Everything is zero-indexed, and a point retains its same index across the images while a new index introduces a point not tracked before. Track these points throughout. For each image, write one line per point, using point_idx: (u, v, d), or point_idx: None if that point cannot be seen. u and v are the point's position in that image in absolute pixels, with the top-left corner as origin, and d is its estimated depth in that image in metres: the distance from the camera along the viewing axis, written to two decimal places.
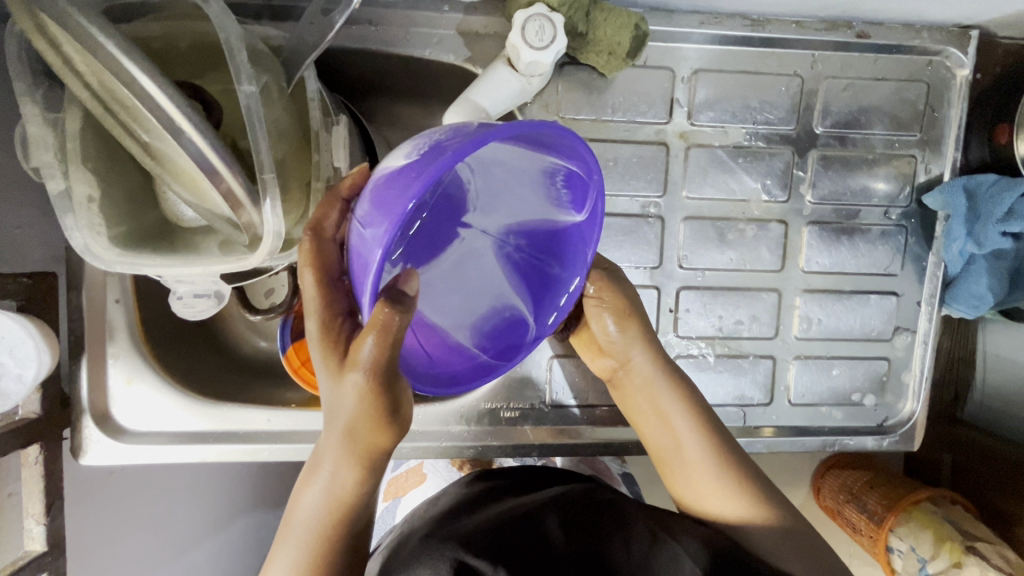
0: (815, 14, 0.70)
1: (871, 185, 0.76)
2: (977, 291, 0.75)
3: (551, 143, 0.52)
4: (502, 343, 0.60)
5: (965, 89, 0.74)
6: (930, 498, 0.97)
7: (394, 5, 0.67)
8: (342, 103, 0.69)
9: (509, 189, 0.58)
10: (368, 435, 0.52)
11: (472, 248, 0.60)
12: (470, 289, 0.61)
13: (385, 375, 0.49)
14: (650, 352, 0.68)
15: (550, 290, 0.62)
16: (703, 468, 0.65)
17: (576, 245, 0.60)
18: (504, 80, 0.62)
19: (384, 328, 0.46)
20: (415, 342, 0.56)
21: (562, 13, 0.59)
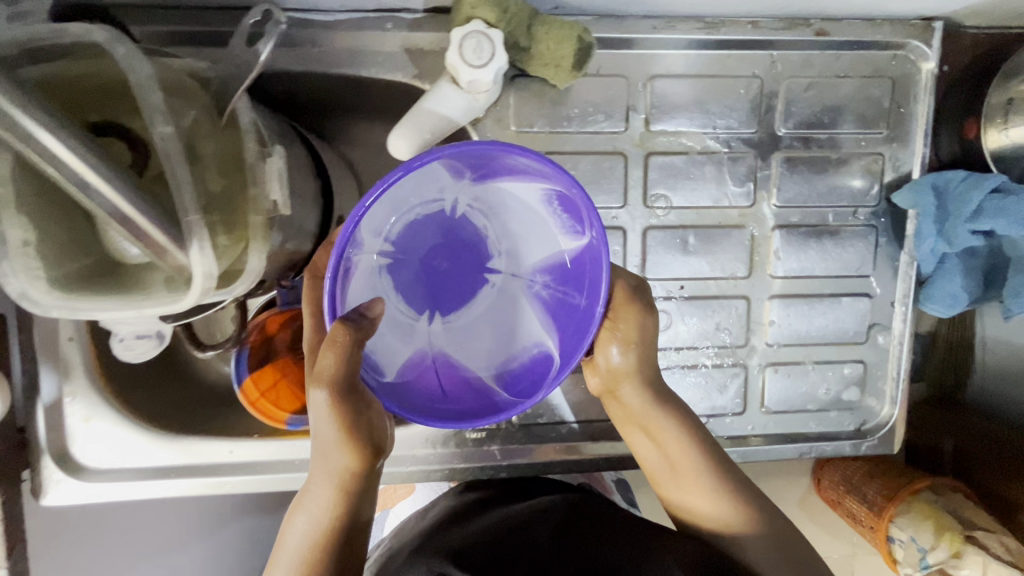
0: (771, 13, 0.67)
1: (839, 185, 0.74)
2: (952, 290, 0.72)
3: (528, 167, 0.56)
4: (527, 383, 0.61)
5: (932, 83, 0.72)
6: (931, 486, 0.93)
7: (336, 26, 0.66)
8: (289, 128, 0.67)
9: (522, 228, 0.62)
10: (338, 452, 0.53)
11: (501, 291, 0.63)
12: (496, 330, 0.63)
13: (346, 387, 0.51)
14: (644, 376, 0.63)
15: (575, 321, 0.60)
16: (687, 472, 0.63)
17: (589, 269, 0.58)
18: (448, 99, 0.60)
19: (342, 341, 0.50)
20: (433, 382, 0.60)
21: (501, 29, 0.57)
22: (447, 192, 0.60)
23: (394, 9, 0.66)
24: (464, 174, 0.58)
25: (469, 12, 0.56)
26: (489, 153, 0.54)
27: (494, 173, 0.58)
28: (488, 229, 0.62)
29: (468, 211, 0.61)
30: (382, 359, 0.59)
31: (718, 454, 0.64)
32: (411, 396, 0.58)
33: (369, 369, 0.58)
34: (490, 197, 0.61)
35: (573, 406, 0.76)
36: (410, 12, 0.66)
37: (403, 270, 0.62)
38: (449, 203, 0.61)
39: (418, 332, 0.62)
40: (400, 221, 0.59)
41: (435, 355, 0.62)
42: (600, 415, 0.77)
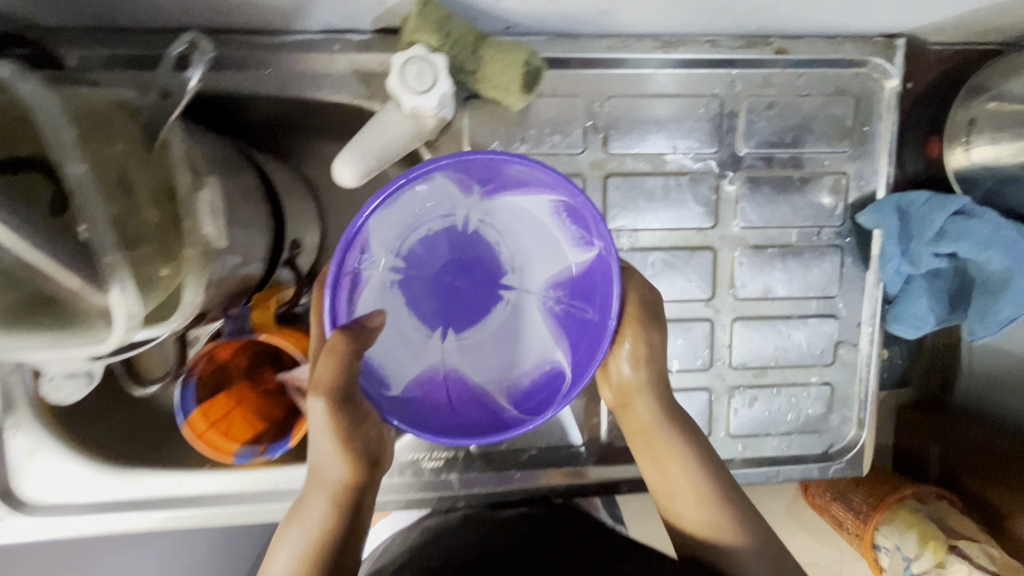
0: (728, 31, 0.66)
1: (803, 205, 0.73)
2: (917, 311, 0.71)
3: (535, 180, 0.59)
4: (537, 398, 0.62)
5: (895, 101, 0.70)
6: (915, 493, 0.86)
7: (282, 48, 0.64)
8: (237, 153, 0.65)
9: (532, 243, 0.64)
10: (336, 461, 0.56)
11: (514, 306, 0.66)
12: (508, 345, 0.65)
13: (341, 395, 0.55)
14: (657, 392, 0.63)
15: (582, 335, 0.61)
16: (683, 486, 0.61)
17: (595, 283, 0.60)
18: (396, 123, 0.59)
19: (339, 349, 0.54)
20: (444, 396, 0.62)
21: (444, 52, 0.56)
22: (459, 209, 0.64)
23: (341, 31, 0.64)
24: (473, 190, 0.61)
25: (409, 36, 0.54)
26: (493, 166, 0.57)
27: (502, 187, 0.61)
28: (500, 245, 0.65)
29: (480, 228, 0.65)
30: (391, 372, 0.62)
31: (724, 477, 0.61)
32: (420, 411, 0.61)
33: (374, 382, 0.60)
34: (500, 213, 0.64)
35: (533, 434, 0.73)
36: (358, 33, 0.64)
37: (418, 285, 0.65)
38: (461, 219, 0.64)
39: (431, 347, 0.64)
40: (413, 237, 0.63)
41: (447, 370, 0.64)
42: (562, 441, 0.74)
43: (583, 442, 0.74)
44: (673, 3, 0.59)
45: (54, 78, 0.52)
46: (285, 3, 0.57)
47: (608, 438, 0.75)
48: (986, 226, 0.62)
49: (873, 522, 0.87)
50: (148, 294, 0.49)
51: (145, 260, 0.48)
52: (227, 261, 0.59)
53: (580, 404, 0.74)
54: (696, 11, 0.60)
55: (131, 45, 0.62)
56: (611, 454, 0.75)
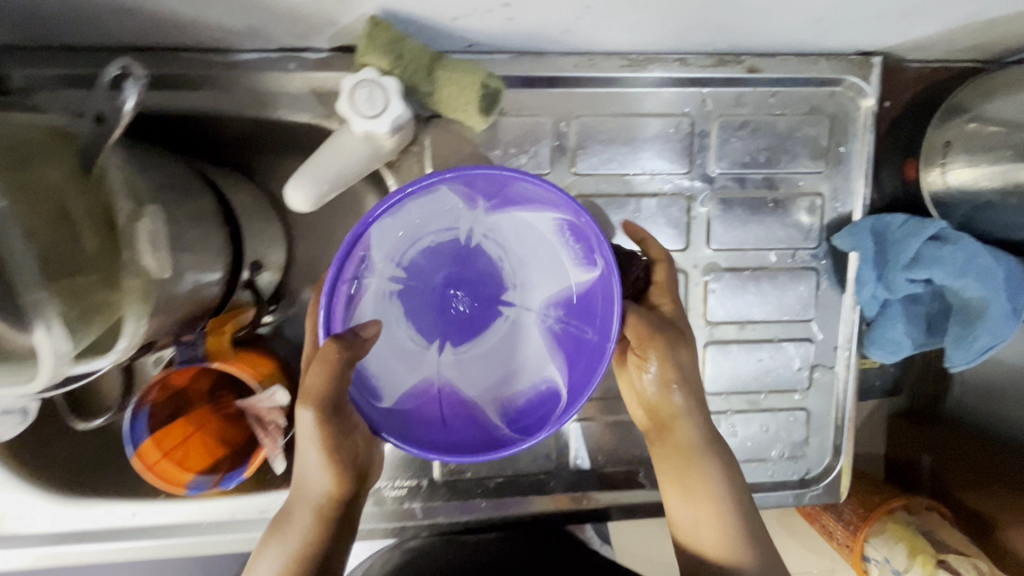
0: (697, 50, 0.64)
1: (777, 227, 0.71)
2: (894, 336, 0.69)
3: (539, 197, 0.57)
4: (531, 418, 0.61)
5: (871, 121, 0.68)
6: (907, 506, 0.82)
7: (236, 66, 0.63)
8: (190, 174, 0.64)
9: (535, 258, 0.63)
10: (323, 472, 0.57)
11: (514, 323, 0.65)
12: (505, 362, 0.64)
13: (331, 406, 0.54)
14: (698, 419, 0.62)
15: (582, 354, 0.59)
16: (708, 509, 0.59)
17: (597, 304, 0.58)
18: (351, 147, 0.57)
19: (332, 360, 0.52)
20: (436, 411, 0.61)
21: (397, 75, 0.54)
22: (462, 221, 0.63)
23: (297, 49, 0.62)
24: (477, 203, 0.60)
25: (359, 59, 0.53)
26: (496, 180, 0.56)
27: (506, 202, 0.60)
28: (502, 259, 0.64)
29: (482, 241, 0.63)
30: (383, 384, 0.60)
31: (745, 506, 0.60)
32: (411, 425, 0.59)
33: (366, 394, 0.59)
34: (503, 228, 0.63)
35: (498, 461, 0.71)
36: (314, 51, 0.62)
37: (417, 297, 0.64)
38: (463, 232, 0.63)
39: (427, 360, 0.63)
40: (414, 247, 0.62)
41: (441, 384, 0.63)
42: (530, 469, 0.72)
43: (551, 469, 0.72)
44: (636, 21, 0.57)
45: None
46: (232, 23, 0.55)
47: (576, 465, 0.73)
48: (962, 253, 0.60)
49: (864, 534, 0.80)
50: (82, 331, 0.48)
51: (76, 295, 0.47)
52: (176, 288, 0.57)
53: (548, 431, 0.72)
54: (661, 29, 0.58)
55: (78, 64, 0.60)
56: (579, 481, 0.73)
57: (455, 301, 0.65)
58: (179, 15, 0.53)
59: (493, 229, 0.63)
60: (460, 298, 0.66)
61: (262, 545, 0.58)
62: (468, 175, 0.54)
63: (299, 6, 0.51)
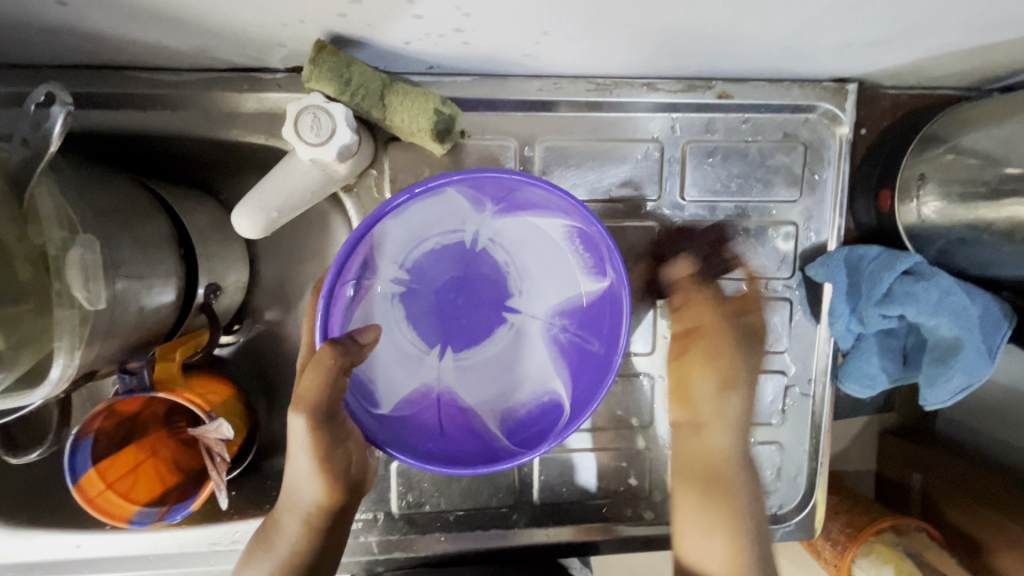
0: (665, 75, 0.62)
1: (750, 256, 0.69)
2: (868, 370, 0.67)
3: (549, 204, 0.56)
4: (531, 430, 0.60)
5: (846, 149, 0.66)
6: (895, 526, 0.78)
7: (188, 86, 0.61)
8: (141, 194, 0.61)
9: (543, 265, 0.62)
10: (313, 480, 0.56)
11: (517, 331, 0.64)
12: (507, 370, 0.63)
13: (324, 415, 0.53)
14: (737, 428, 0.62)
15: (587, 366, 0.59)
16: (726, 531, 0.58)
17: (606, 316, 0.58)
18: (301, 169, 0.55)
19: (326, 365, 0.51)
20: (434, 418, 0.60)
21: (344, 101, 0.52)
22: (469, 224, 0.62)
23: (251, 69, 0.60)
24: (485, 206, 0.59)
25: (305, 84, 0.51)
26: (506, 186, 0.55)
27: (515, 207, 0.59)
28: (508, 265, 0.64)
29: (488, 245, 0.63)
30: (381, 390, 0.59)
31: (762, 520, 0.60)
32: (407, 433, 0.58)
33: (363, 399, 0.58)
34: (511, 233, 0.62)
35: (458, 494, 0.69)
36: (269, 72, 0.61)
37: (420, 301, 0.64)
38: (470, 235, 0.62)
39: (427, 365, 0.63)
40: (418, 249, 0.61)
41: (440, 391, 0.62)
42: (492, 502, 0.69)
43: (513, 503, 0.70)
44: (598, 46, 0.54)
45: None
46: (178, 44, 0.53)
47: (539, 498, 0.70)
48: (935, 290, 0.58)
49: (850, 553, 0.77)
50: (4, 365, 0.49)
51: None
52: (121, 319, 0.54)
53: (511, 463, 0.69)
54: (624, 54, 0.56)
55: (22, 82, 0.58)
56: (542, 516, 0.70)
57: (459, 305, 0.65)
58: (120, 36, 0.52)
59: (500, 234, 0.62)
60: (465, 304, 0.65)
61: (248, 554, 0.59)
62: (476, 177, 0.53)
63: (242, 29, 0.49)
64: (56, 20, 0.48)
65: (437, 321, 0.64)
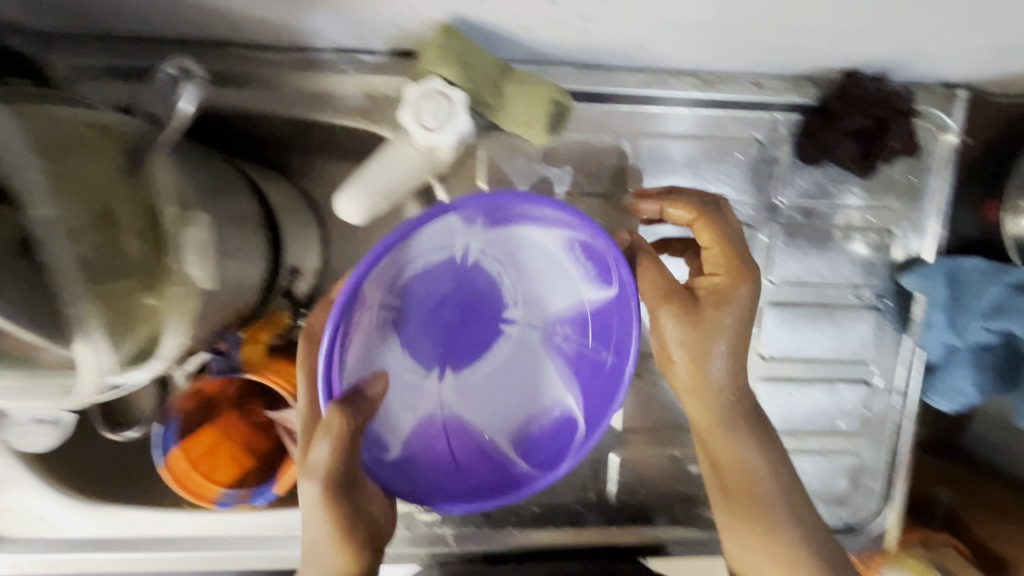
0: (773, 72, 0.60)
1: (840, 262, 0.68)
2: (960, 386, 0.65)
3: (547, 215, 0.52)
4: (548, 449, 0.57)
5: (950, 157, 0.65)
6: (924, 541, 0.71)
7: (286, 63, 0.59)
8: (234, 175, 0.60)
9: (543, 276, 0.57)
10: (332, 551, 0.51)
11: (519, 343, 0.59)
12: (514, 388, 0.58)
13: (339, 481, 0.49)
14: (728, 396, 0.55)
15: (598, 381, 0.56)
16: (751, 523, 0.54)
17: (614, 324, 0.55)
18: (407, 157, 0.53)
19: (335, 430, 0.47)
20: (446, 450, 0.56)
21: (464, 87, 0.51)
22: (457, 238, 0.55)
23: (353, 50, 0.59)
24: (475, 219, 0.52)
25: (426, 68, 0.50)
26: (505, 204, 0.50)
27: (511, 217, 0.53)
28: (503, 275, 0.57)
29: (481, 257, 0.56)
30: (386, 431, 0.54)
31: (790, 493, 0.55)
32: (416, 472, 0.55)
33: (370, 446, 0.53)
34: (504, 241, 0.56)
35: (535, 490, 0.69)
36: (370, 54, 0.59)
37: (407, 325, 0.56)
38: (459, 248, 0.55)
39: (426, 391, 0.57)
40: (405, 271, 0.53)
41: (445, 417, 0.57)
42: (567, 498, 0.69)
43: (587, 500, 0.70)
44: (716, 41, 0.53)
45: (27, 93, 0.48)
46: (290, 21, 0.53)
47: (614, 497, 0.70)
48: None
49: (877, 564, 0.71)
50: (120, 342, 0.45)
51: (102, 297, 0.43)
52: (220, 299, 0.54)
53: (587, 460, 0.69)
54: (742, 48, 0.55)
55: (125, 56, 0.58)
56: (615, 515, 0.70)
57: (451, 323, 0.58)
58: (236, 11, 0.51)
59: (492, 243, 0.56)
60: (457, 321, 0.58)
61: None
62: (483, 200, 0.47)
63: (369, 10, 0.49)
64: None
65: (429, 342, 0.57)
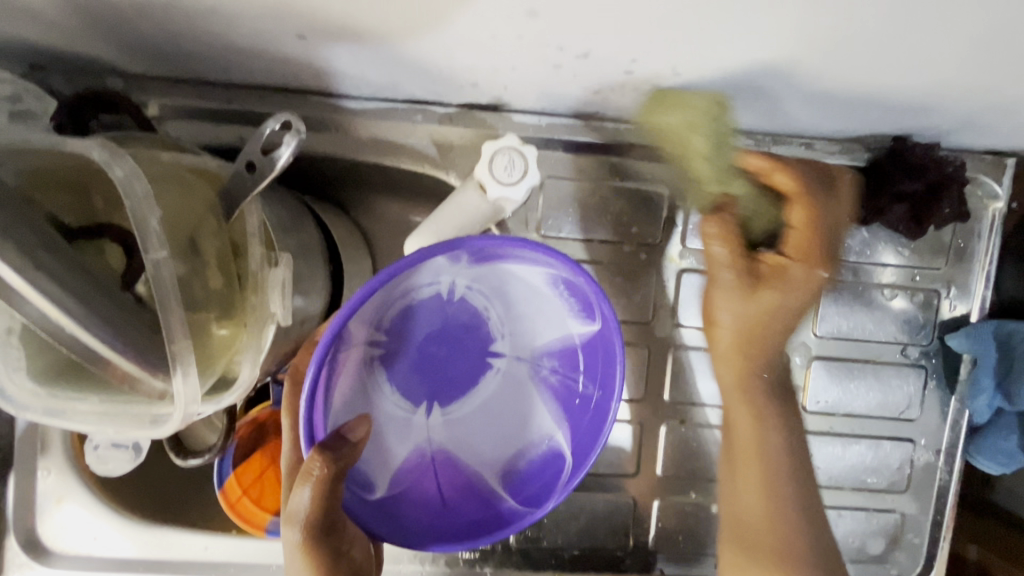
0: (827, 136, 0.63)
1: (887, 320, 0.68)
2: (1006, 447, 0.67)
3: (530, 254, 0.50)
4: (534, 485, 0.56)
5: (998, 222, 0.67)
6: None
7: (361, 111, 0.63)
8: (300, 207, 0.62)
9: (528, 310, 0.55)
10: None
11: (505, 377, 0.56)
12: (502, 423, 0.57)
13: (321, 530, 0.48)
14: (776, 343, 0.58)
15: (584, 416, 0.56)
16: (755, 459, 0.59)
17: (600, 357, 0.54)
18: (476, 205, 0.56)
19: (316, 476, 0.45)
20: (434, 489, 0.55)
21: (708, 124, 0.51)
22: (443, 276, 0.52)
23: (425, 102, 0.62)
24: (460, 258, 0.51)
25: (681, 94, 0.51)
26: (488, 246, 0.49)
27: (496, 256, 0.51)
28: (489, 310, 0.55)
29: (466, 293, 0.54)
30: (374, 470, 0.53)
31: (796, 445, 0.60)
32: (403, 511, 0.53)
33: (355, 486, 0.52)
34: (492, 277, 0.54)
35: (576, 533, 0.69)
36: (441, 106, 0.62)
37: (391, 362, 0.54)
38: (445, 285, 0.53)
39: (414, 428, 0.55)
40: (390, 310, 0.51)
41: (434, 453, 0.55)
42: (607, 543, 0.70)
43: (627, 546, 0.70)
44: (775, 109, 0.56)
45: (137, 138, 0.51)
46: (374, 76, 0.56)
47: (654, 544, 0.70)
48: None
49: None
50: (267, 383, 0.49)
51: None
52: (289, 334, 0.56)
53: (628, 505, 0.70)
54: (802, 114, 0.57)
55: (213, 99, 0.61)
56: (654, 563, 0.70)
57: (437, 357, 0.55)
58: (325, 66, 0.54)
59: (479, 279, 0.54)
60: (443, 354, 0.55)
61: None
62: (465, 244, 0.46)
63: (453, 70, 0.53)
64: (285, 51, 0.52)
65: (414, 376, 0.55)
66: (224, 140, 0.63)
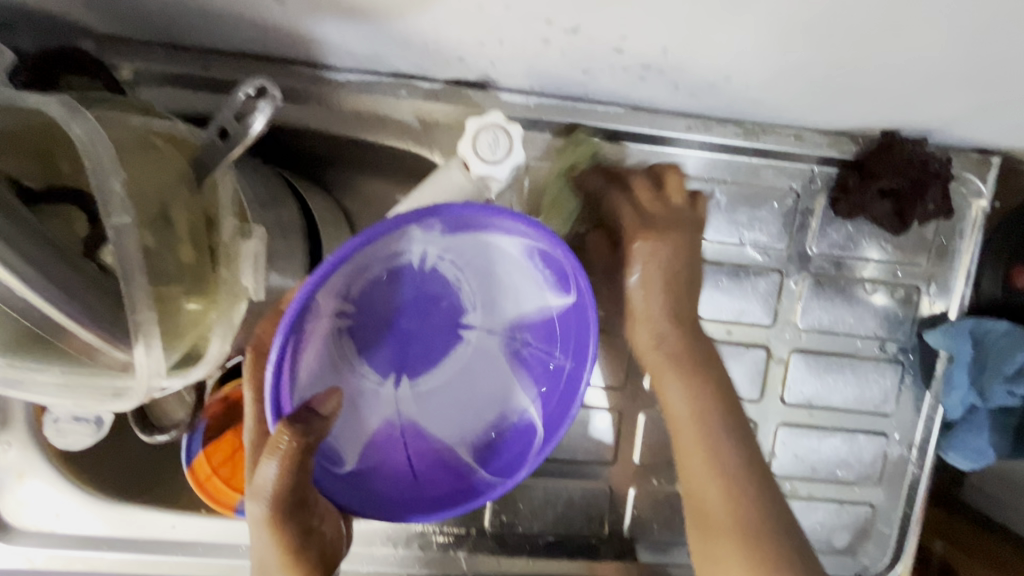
0: (816, 126, 0.61)
1: (867, 315, 0.69)
2: (977, 445, 0.67)
3: (507, 224, 0.49)
4: (504, 456, 0.55)
5: (982, 221, 0.67)
6: None
7: (343, 83, 0.61)
8: (277, 180, 0.60)
9: (501, 281, 0.54)
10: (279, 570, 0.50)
11: (477, 349, 0.55)
12: (473, 395, 0.56)
13: (287, 503, 0.47)
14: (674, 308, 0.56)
15: (555, 388, 0.56)
16: (701, 440, 0.54)
17: (573, 329, 0.54)
18: (458, 184, 0.54)
19: (285, 448, 0.44)
20: (404, 461, 0.54)
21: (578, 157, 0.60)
22: (413, 245, 0.50)
23: (410, 76, 0.60)
24: (433, 226, 0.48)
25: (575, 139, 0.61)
26: (463, 214, 0.47)
27: (471, 225, 0.49)
28: (461, 281, 0.53)
29: (438, 264, 0.52)
30: (344, 443, 0.52)
31: (735, 414, 0.55)
32: (375, 484, 0.53)
33: (324, 460, 0.51)
34: (466, 247, 0.52)
35: (552, 519, 0.69)
36: (426, 81, 0.61)
37: (358, 334, 0.52)
38: (416, 256, 0.51)
39: (384, 400, 0.54)
40: (359, 280, 0.50)
41: (404, 426, 0.54)
42: (582, 530, 0.70)
43: (601, 533, 0.70)
44: (767, 97, 0.55)
45: (104, 99, 0.49)
46: (358, 47, 0.54)
47: (628, 531, 0.71)
48: None
49: None
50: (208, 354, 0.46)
51: None
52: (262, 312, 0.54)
53: (605, 492, 0.70)
54: (793, 103, 0.56)
55: (188, 64, 0.59)
56: (629, 550, 0.71)
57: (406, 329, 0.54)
58: (306, 34, 0.52)
59: (452, 250, 0.52)
60: (411, 326, 0.54)
61: None
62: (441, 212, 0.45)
63: (438, 43, 0.51)
64: (264, 16, 0.50)
65: (383, 348, 0.54)
66: (200, 108, 0.61)
